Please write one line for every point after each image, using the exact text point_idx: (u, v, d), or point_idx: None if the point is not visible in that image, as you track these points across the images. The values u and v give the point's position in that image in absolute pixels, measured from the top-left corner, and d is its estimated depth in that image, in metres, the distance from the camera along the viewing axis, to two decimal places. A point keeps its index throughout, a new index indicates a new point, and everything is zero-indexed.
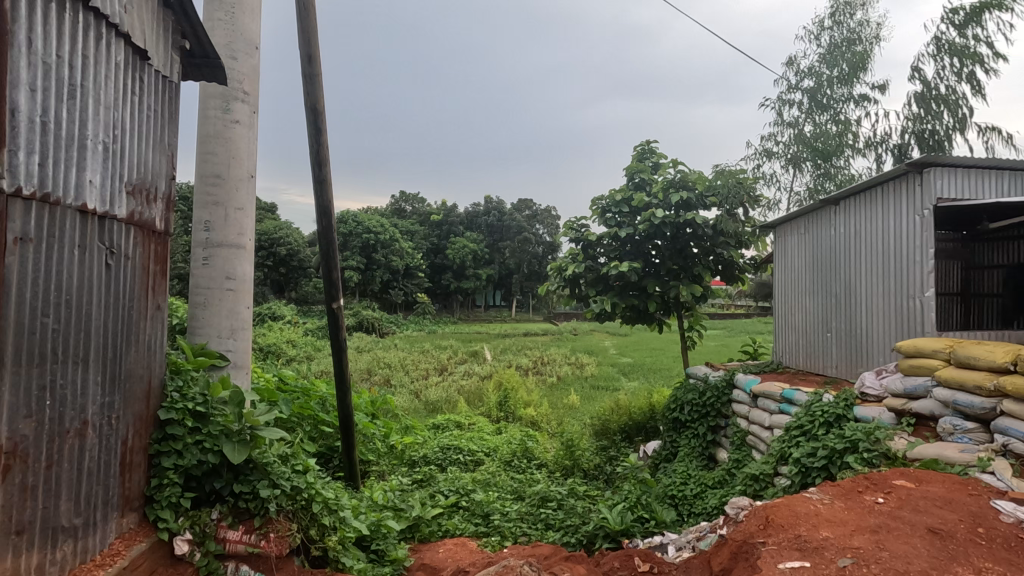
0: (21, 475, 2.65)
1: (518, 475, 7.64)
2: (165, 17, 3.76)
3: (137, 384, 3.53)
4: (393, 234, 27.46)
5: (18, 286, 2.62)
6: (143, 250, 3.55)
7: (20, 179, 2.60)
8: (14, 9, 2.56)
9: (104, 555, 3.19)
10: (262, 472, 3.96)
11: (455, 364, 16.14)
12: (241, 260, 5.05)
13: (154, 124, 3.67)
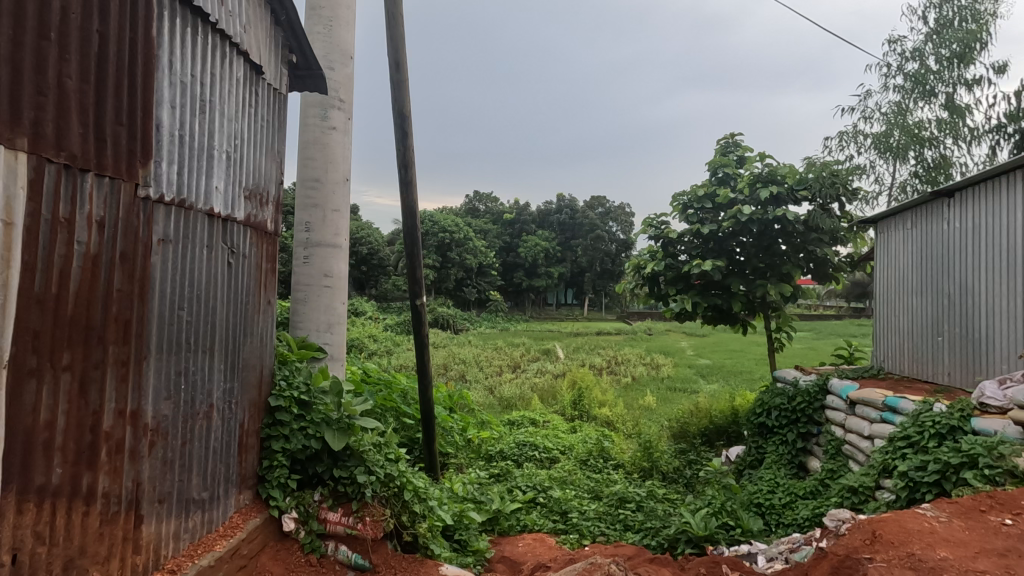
0: (163, 451, 2.98)
1: (595, 475, 7.60)
2: (277, 34, 4.07)
3: (252, 372, 3.86)
4: (467, 234, 28.03)
5: (160, 282, 2.92)
6: (257, 250, 3.87)
7: (162, 186, 2.88)
8: (160, 35, 2.86)
9: (226, 526, 3.51)
10: (358, 458, 4.19)
11: (528, 362, 16.27)
12: (337, 259, 5.36)
13: (266, 132, 3.99)
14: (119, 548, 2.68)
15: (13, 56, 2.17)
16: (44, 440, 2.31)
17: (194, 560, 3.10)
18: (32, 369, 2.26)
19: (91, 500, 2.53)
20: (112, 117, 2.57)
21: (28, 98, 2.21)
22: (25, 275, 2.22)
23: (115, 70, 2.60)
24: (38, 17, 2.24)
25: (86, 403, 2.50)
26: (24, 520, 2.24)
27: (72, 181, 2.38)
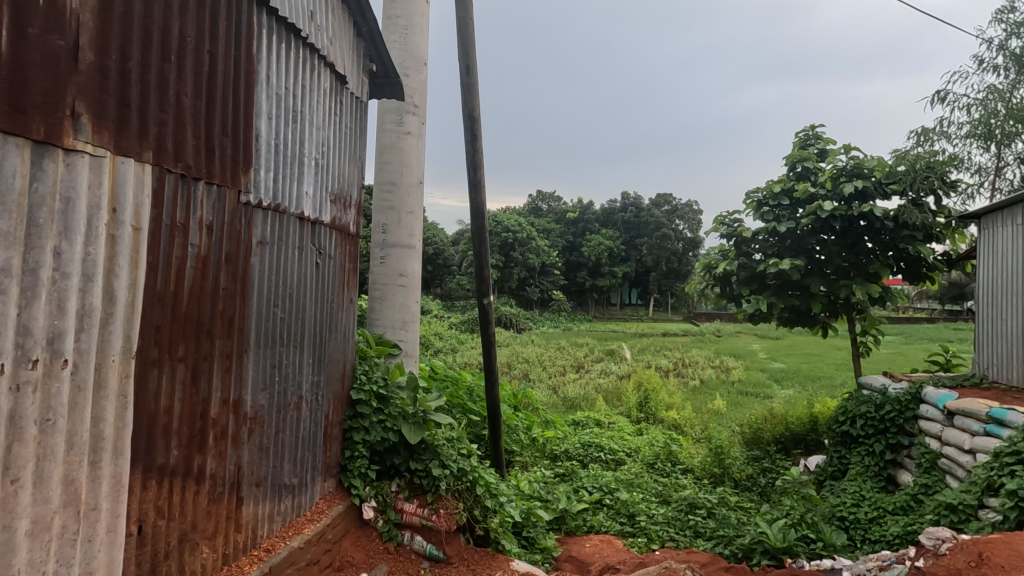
0: (260, 438, 3.21)
1: (662, 479, 7.44)
2: (359, 45, 4.27)
3: (336, 366, 4.09)
4: (530, 233, 28.06)
5: (258, 281, 3.15)
6: (341, 251, 4.09)
7: (260, 192, 3.11)
8: (259, 52, 3.08)
9: (313, 511, 3.74)
10: (433, 452, 4.35)
11: (592, 363, 16.11)
12: (411, 259, 5.56)
13: (350, 139, 4.20)
14: (223, 526, 2.93)
15: (142, 78, 2.35)
16: (163, 425, 2.55)
17: (286, 542, 3.33)
18: (155, 360, 2.49)
19: (201, 480, 2.77)
20: (219, 130, 2.80)
21: (154, 115, 2.41)
22: (149, 274, 2.43)
23: (222, 86, 2.82)
24: (162, 41, 2.45)
25: (196, 392, 2.73)
26: (149, 495, 2.48)
27: (187, 189, 2.61)
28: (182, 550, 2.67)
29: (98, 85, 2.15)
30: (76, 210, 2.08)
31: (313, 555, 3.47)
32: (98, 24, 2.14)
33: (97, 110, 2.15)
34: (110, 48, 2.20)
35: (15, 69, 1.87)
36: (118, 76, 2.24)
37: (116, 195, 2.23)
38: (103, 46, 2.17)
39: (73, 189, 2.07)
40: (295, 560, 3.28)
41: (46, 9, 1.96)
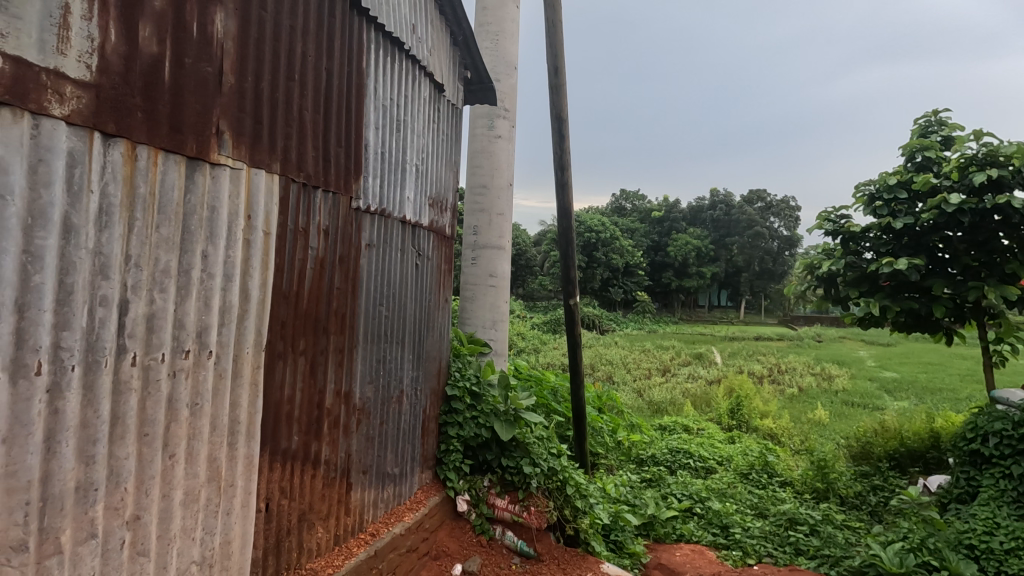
0: (367, 428, 3.43)
1: (758, 491, 7.05)
2: (454, 54, 4.44)
3: (433, 362, 4.28)
4: (614, 233, 27.44)
5: (366, 282, 3.36)
6: (437, 252, 4.28)
7: (368, 198, 3.32)
8: (368, 66, 3.29)
9: (412, 500, 3.93)
10: (524, 450, 4.47)
11: (679, 367, 15.54)
12: (501, 260, 5.69)
13: (446, 145, 4.38)
14: (335, 509, 3.15)
15: (271, 97, 2.59)
16: (287, 412, 2.79)
17: (388, 528, 3.52)
18: (280, 353, 2.73)
19: (317, 465, 3.00)
20: (334, 142, 3.02)
21: (280, 130, 2.64)
22: (277, 275, 2.67)
23: (337, 100, 3.04)
24: (287, 63, 2.68)
25: (314, 383, 2.97)
26: (274, 477, 2.72)
27: (308, 196, 2.84)
28: (302, 528, 2.91)
29: (236, 105, 2.39)
30: (219, 218, 2.33)
31: (413, 542, 3.65)
32: (237, 50, 2.39)
33: (236, 127, 2.40)
34: (246, 70, 2.44)
35: (174, 94, 2.12)
36: (253, 95, 2.48)
37: (249, 203, 2.48)
38: (241, 70, 2.41)
39: (217, 199, 2.31)
40: (396, 546, 3.48)
41: (198, 40, 2.21)
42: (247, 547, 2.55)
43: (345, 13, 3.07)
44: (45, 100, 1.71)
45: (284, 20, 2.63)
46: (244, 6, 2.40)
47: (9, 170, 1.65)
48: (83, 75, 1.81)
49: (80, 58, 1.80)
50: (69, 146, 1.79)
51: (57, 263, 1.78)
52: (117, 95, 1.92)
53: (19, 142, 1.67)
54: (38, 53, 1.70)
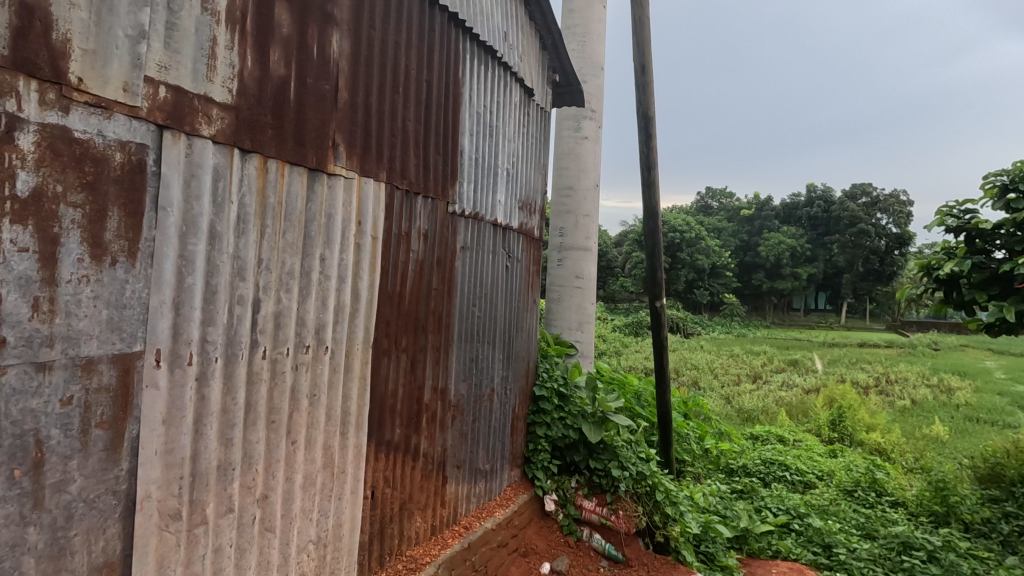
0: (460, 425, 3.56)
1: (864, 510, 6.51)
2: (544, 58, 4.50)
3: (522, 362, 4.36)
4: (699, 233, 26.33)
5: (461, 283, 3.49)
6: (526, 254, 4.36)
7: (463, 203, 3.45)
8: (463, 75, 3.41)
9: (502, 497, 4.03)
10: (612, 452, 4.44)
11: (772, 374, 14.65)
12: (588, 261, 5.70)
13: (535, 148, 4.45)
14: (432, 500, 3.30)
15: (379, 110, 2.76)
16: (390, 406, 2.95)
17: (480, 522, 3.63)
18: (385, 350, 2.90)
19: (416, 457, 3.16)
20: (433, 150, 3.17)
21: (386, 141, 2.81)
22: (383, 276, 2.85)
23: (436, 109, 3.19)
24: (393, 77, 2.85)
25: (414, 379, 3.12)
26: (379, 466, 2.89)
27: (410, 202, 3.00)
28: (402, 517, 3.07)
29: (349, 119, 2.58)
30: (334, 224, 2.52)
31: (503, 538, 3.74)
32: (350, 68, 2.57)
33: (349, 140, 2.58)
34: (358, 86, 2.62)
35: (298, 112, 2.32)
36: (363, 109, 2.66)
37: (360, 210, 2.66)
38: (353, 86, 2.59)
39: (332, 207, 2.50)
40: (487, 540, 3.58)
41: (318, 61, 2.40)
42: (355, 531, 2.73)
43: (443, 26, 3.21)
44: (196, 122, 1.94)
45: (389, 37, 2.80)
46: (356, 27, 2.58)
47: (170, 185, 1.88)
48: (225, 98, 2.03)
49: (223, 83, 2.02)
50: (214, 162, 2.01)
51: (205, 266, 2.01)
52: (252, 115, 2.14)
53: (177, 160, 1.90)
54: (192, 82, 1.92)
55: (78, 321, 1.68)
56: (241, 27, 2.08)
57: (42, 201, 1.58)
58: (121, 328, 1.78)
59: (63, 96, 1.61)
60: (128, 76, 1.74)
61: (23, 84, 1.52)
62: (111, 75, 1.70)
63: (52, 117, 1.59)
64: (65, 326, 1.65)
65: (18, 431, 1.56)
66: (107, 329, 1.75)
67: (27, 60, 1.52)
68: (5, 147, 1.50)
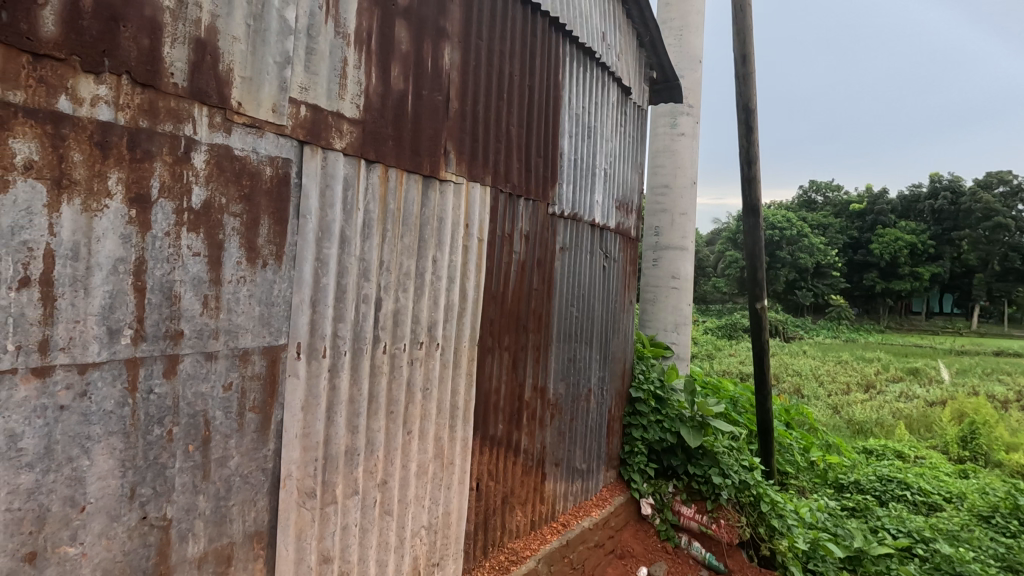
0: (559, 423, 3.61)
1: (1005, 540, 5.76)
2: (641, 56, 4.44)
3: (619, 363, 4.34)
4: (802, 229, 24.55)
5: (561, 283, 3.54)
6: (623, 254, 4.34)
7: (563, 204, 3.50)
8: (563, 77, 3.46)
9: (598, 497, 4.03)
10: (712, 459, 4.29)
11: (887, 383, 13.36)
12: (684, 260, 5.59)
13: (632, 147, 4.41)
14: (532, 495, 3.38)
15: (485, 116, 2.87)
16: (494, 403, 3.06)
17: (577, 521, 3.66)
18: (490, 348, 3.01)
19: (517, 453, 3.25)
20: (535, 153, 3.24)
21: (492, 146, 2.92)
22: (488, 277, 2.96)
23: (537, 113, 3.26)
24: (498, 84, 2.95)
25: (516, 376, 3.21)
26: (483, 459, 3.01)
27: (513, 205, 3.10)
28: (504, 509, 3.17)
29: (459, 127, 2.71)
30: (445, 227, 2.65)
31: (600, 538, 3.74)
32: (460, 78, 2.70)
33: (459, 147, 2.71)
34: (467, 95, 2.74)
35: (414, 123, 2.47)
36: (471, 117, 2.78)
37: (468, 213, 2.78)
38: (463, 96, 2.72)
39: (444, 211, 2.64)
40: (585, 539, 3.60)
41: (432, 73, 2.55)
42: (462, 520, 2.87)
43: (545, 31, 3.27)
44: (330, 136, 2.13)
45: (495, 45, 2.90)
46: (465, 39, 2.71)
47: (309, 194, 2.09)
48: (354, 114, 2.21)
49: (352, 100, 2.21)
50: (345, 173, 2.20)
51: (336, 268, 2.20)
52: (376, 128, 2.31)
53: (315, 172, 2.10)
54: (327, 100, 2.12)
55: (237, 316, 1.90)
56: (367, 48, 2.25)
57: (210, 211, 1.82)
58: (269, 323, 2.00)
59: (227, 119, 1.84)
60: (276, 99, 1.96)
61: (197, 110, 1.76)
62: (263, 98, 1.92)
63: (219, 138, 1.82)
64: (227, 321, 1.88)
65: (191, 412, 1.81)
66: (260, 324, 1.97)
67: (200, 90, 1.76)
68: (184, 166, 1.74)
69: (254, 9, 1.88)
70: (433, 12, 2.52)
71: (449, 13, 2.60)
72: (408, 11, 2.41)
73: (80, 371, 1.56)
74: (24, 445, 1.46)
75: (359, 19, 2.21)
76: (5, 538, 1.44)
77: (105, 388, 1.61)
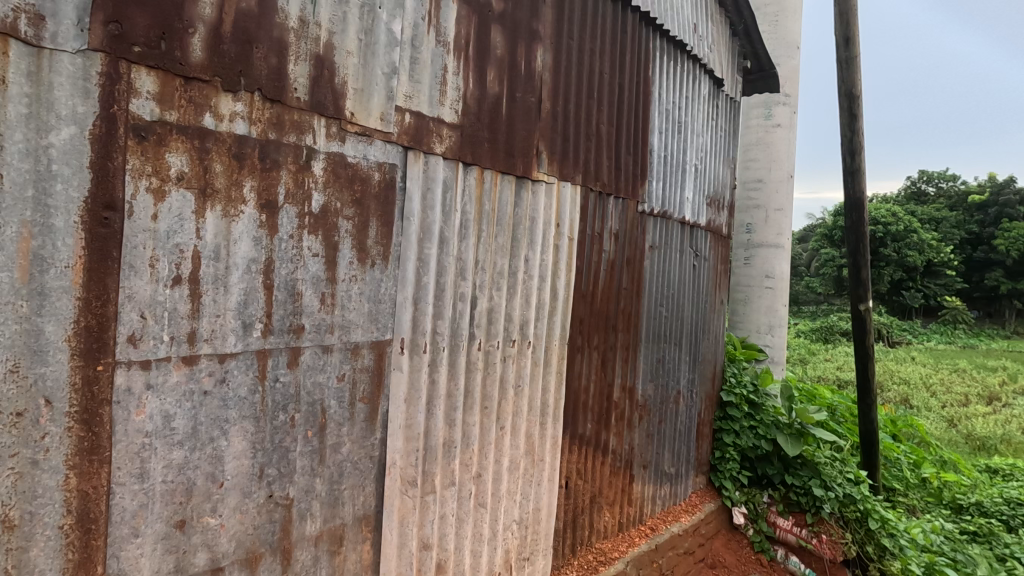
0: (647, 424, 3.54)
1: None
2: (734, 45, 4.26)
3: (709, 365, 4.19)
4: (909, 224, 22.38)
5: (650, 283, 3.47)
6: (714, 252, 4.19)
7: (652, 202, 3.43)
8: (653, 72, 3.39)
9: (687, 503, 3.91)
10: (812, 469, 4.07)
11: (1015, 396, 11.87)
12: (780, 259, 5.36)
13: (724, 142, 4.25)
14: (620, 496, 3.35)
15: (575, 116, 2.88)
16: (583, 401, 3.06)
17: (666, 525, 3.58)
18: (579, 347, 3.01)
19: (605, 453, 3.23)
20: (624, 150, 3.20)
21: (582, 145, 2.92)
22: (578, 276, 2.96)
23: (628, 110, 3.22)
24: (588, 83, 2.95)
25: (605, 376, 3.19)
26: (572, 458, 3.02)
27: (603, 204, 3.08)
28: (593, 509, 3.16)
29: (551, 127, 2.73)
30: (537, 227, 2.69)
31: (690, 545, 3.64)
32: (552, 79, 2.72)
33: (550, 147, 2.73)
34: (558, 95, 2.76)
35: (509, 125, 2.53)
36: (562, 117, 2.79)
37: (559, 213, 2.81)
38: (554, 96, 2.74)
39: (535, 211, 2.68)
40: (674, 545, 3.52)
41: (525, 75, 2.59)
42: (552, 517, 2.89)
43: (635, 26, 3.22)
44: (431, 141, 2.23)
45: (585, 44, 2.90)
46: (557, 39, 2.72)
47: (412, 197, 2.19)
48: (453, 119, 2.30)
49: (451, 105, 2.29)
50: (444, 175, 2.29)
51: (435, 267, 2.30)
52: (473, 131, 2.38)
53: (417, 176, 2.20)
54: (429, 106, 2.22)
55: (349, 313, 2.04)
56: (466, 54, 2.33)
57: (327, 215, 1.96)
58: (377, 319, 2.13)
59: (341, 128, 1.97)
60: (384, 108, 2.07)
61: (317, 121, 1.90)
62: (373, 108, 2.04)
63: (335, 146, 1.96)
64: (341, 316, 2.02)
65: (310, 400, 1.96)
66: (369, 320, 2.10)
67: (319, 102, 1.90)
68: (305, 173, 1.89)
69: (366, 24, 2.01)
70: (526, 15, 2.56)
71: (542, 15, 2.63)
72: (503, 16, 2.46)
73: (220, 360, 1.73)
74: (176, 424, 1.65)
75: (458, 27, 2.29)
76: (162, 506, 1.64)
77: (240, 376, 1.78)
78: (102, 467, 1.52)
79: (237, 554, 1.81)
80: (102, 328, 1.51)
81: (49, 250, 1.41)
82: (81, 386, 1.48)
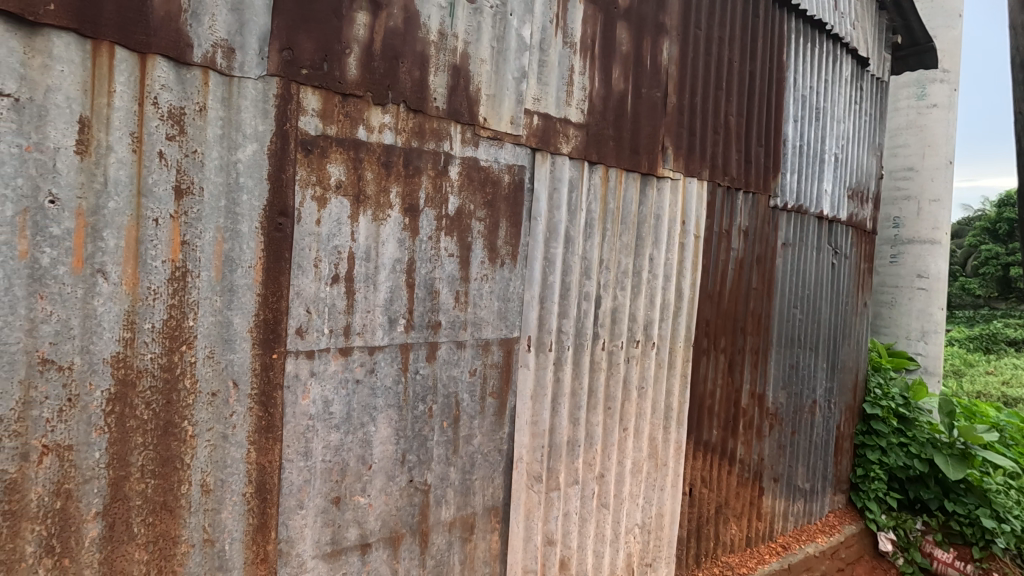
0: (779, 435, 3.31)
1: None
2: (881, 20, 3.86)
3: (849, 374, 3.82)
4: None
5: (782, 283, 3.24)
6: (856, 249, 3.81)
7: (786, 196, 3.20)
8: (788, 57, 3.16)
9: (824, 523, 3.60)
10: (980, 497, 3.61)
11: None
12: (936, 257, 4.77)
13: (868, 127, 3.85)
14: (748, 510, 3.16)
15: (703, 109, 2.76)
16: (709, 406, 2.92)
17: (801, 544, 3.32)
18: (705, 350, 2.88)
19: (732, 462, 3.07)
20: (755, 142, 3.01)
21: (709, 138, 2.79)
22: (704, 275, 2.84)
23: (759, 99, 3.03)
24: (716, 74, 2.81)
25: (733, 381, 3.03)
26: (697, 464, 2.90)
27: (731, 199, 2.92)
28: (719, 520, 3.02)
29: (677, 122, 2.65)
30: (662, 224, 2.62)
31: (827, 569, 3.36)
32: (678, 72, 2.64)
33: (676, 142, 2.64)
34: (685, 89, 2.67)
35: (634, 122, 2.49)
36: (689, 110, 2.69)
37: (685, 210, 2.71)
38: (681, 89, 2.65)
39: (660, 208, 2.61)
40: (810, 566, 3.26)
41: (650, 70, 2.53)
42: (675, 524, 2.80)
43: (768, 10, 3.02)
44: (558, 142, 2.25)
45: (714, 32, 2.77)
46: (684, 31, 2.63)
47: (539, 198, 2.23)
48: (579, 118, 2.31)
49: (577, 105, 2.30)
50: (570, 175, 2.31)
51: (561, 266, 2.32)
52: (599, 129, 2.37)
53: (545, 176, 2.24)
54: (556, 108, 2.25)
55: (481, 310, 2.12)
56: (592, 53, 2.33)
57: (462, 217, 2.05)
58: (505, 317, 2.19)
59: (475, 134, 2.06)
60: (514, 112, 2.13)
61: (453, 128, 2.01)
62: (503, 113, 2.11)
63: (469, 151, 2.05)
64: (473, 314, 2.11)
65: (446, 393, 2.07)
66: (499, 317, 2.17)
67: (456, 110, 2.00)
68: (443, 178, 2.00)
69: (498, 32, 2.08)
70: (653, 9, 2.50)
71: (668, 7, 2.56)
72: (629, 12, 2.43)
73: (370, 352, 1.88)
74: (334, 409, 1.82)
75: (585, 27, 2.30)
76: (323, 482, 1.82)
77: (387, 367, 1.92)
78: (275, 444, 1.72)
79: (383, 532, 1.96)
80: (276, 321, 1.70)
81: (237, 252, 1.61)
82: (260, 371, 1.68)
